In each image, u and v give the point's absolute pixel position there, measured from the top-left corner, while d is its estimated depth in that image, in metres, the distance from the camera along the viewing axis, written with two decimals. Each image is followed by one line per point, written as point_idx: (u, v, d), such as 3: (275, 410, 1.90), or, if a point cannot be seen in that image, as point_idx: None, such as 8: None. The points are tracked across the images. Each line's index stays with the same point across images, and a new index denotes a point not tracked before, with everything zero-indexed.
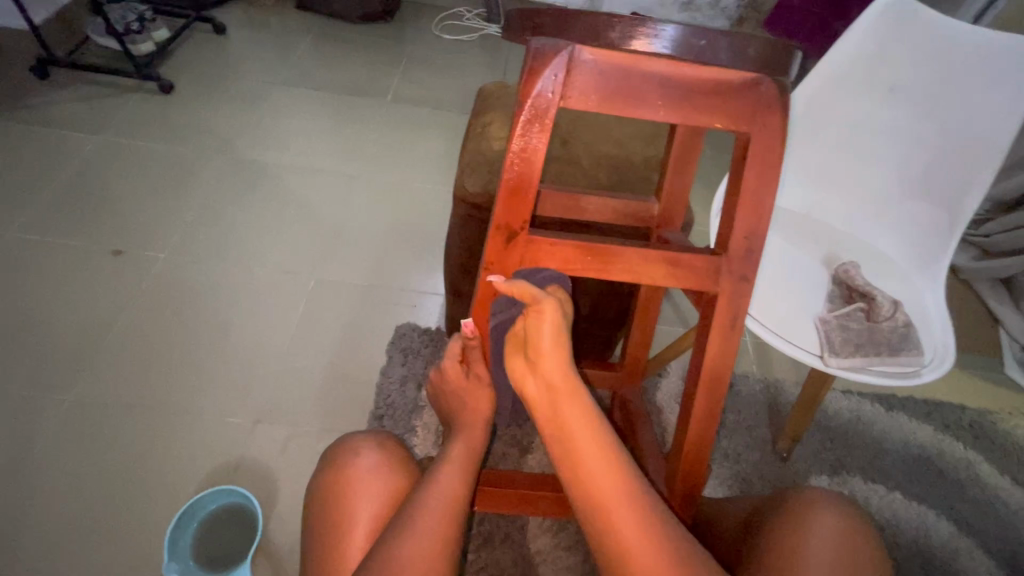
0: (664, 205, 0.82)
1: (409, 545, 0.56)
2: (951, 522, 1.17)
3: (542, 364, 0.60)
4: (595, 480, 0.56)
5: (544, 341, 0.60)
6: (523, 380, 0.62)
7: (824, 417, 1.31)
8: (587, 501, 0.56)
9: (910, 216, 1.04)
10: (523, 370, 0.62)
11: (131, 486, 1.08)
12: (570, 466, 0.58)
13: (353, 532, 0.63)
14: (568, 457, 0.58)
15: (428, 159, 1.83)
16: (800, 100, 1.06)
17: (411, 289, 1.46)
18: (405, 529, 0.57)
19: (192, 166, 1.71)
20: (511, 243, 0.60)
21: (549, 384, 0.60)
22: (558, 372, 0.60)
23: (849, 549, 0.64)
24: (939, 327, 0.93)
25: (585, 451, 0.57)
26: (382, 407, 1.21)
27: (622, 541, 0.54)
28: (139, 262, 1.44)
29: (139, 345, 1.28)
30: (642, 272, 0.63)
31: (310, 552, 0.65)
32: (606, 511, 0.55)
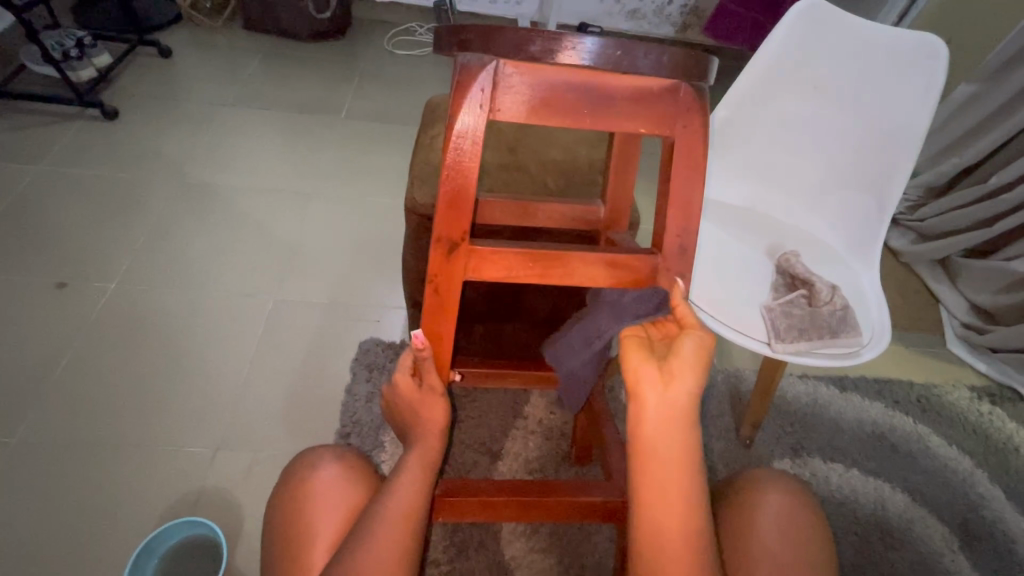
0: (609, 208, 0.85)
1: (367, 560, 0.56)
2: (906, 494, 1.22)
3: (673, 379, 0.57)
4: (672, 500, 0.56)
5: (687, 363, 0.57)
6: (641, 387, 0.57)
7: (782, 401, 1.36)
8: (653, 528, 0.56)
9: (846, 204, 1.10)
10: (650, 374, 0.57)
11: (88, 524, 1.04)
12: (652, 488, 0.56)
13: (314, 548, 0.63)
14: (657, 482, 0.56)
15: (385, 174, 1.83)
16: (715, 127, 1.10)
17: (374, 305, 1.45)
18: (365, 540, 0.57)
19: (140, 193, 1.66)
20: (453, 254, 0.61)
21: (671, 405, 0.56)
22: (686, 393, 0.56)
23: (798, 525, 0.67)
24: (876, 309, 0.98)
25: (671, 487, 0.56)
26: (348, 425, 1.20)
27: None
28: (87, 294, 1.39)
29: (88, 379, 1.23)
30: (583, 273, 0.64)
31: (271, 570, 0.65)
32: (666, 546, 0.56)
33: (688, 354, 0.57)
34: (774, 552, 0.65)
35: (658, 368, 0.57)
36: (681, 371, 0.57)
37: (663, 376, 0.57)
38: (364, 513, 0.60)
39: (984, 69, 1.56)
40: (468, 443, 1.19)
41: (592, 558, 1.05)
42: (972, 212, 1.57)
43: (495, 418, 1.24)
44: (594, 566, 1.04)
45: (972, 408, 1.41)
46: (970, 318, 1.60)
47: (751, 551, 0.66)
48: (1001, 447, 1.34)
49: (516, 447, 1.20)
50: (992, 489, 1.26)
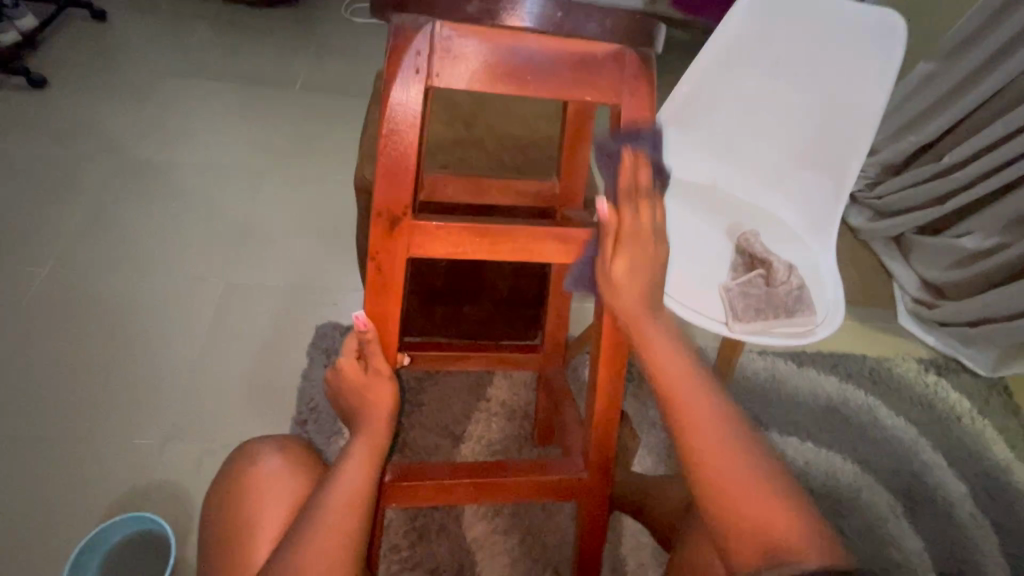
0: (564, 184, 0.83)
1: (307, 554, 0.53)
2: (855, 464, 1.27)
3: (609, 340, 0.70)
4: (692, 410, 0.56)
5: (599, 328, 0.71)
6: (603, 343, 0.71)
7: (742, 377, 1.39)
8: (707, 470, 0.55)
9: (802, 182, 1.11)
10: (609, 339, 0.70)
11: (25, 520, 0.99)
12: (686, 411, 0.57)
13: (257, 540, 0.60)
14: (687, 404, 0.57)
15: (343, 149, 1.75)
16: (671, 106, 1.08)
17: (332, 287, 1.40)
18: (306, 531, 0.55)
19: (75, 168, 1.55)
20: (395, 230, 0.57)
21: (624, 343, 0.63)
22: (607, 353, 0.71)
23: None
24: (832, 288, 1.00)
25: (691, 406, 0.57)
26: (305, 412, 1.16)
27: (723, 485, 0.54)
28: (18, 278, 1.30)
29: (21, 368, 1.16)
30: (531, 250, 0.62)
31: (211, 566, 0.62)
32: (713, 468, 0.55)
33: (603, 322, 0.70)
34: None
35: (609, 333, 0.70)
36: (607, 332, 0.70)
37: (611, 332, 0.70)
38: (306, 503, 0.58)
39: (942, 48, 1.58)
40: (429, 426, 1.17)
41: (553, 537, 1.06)
42: (926, 190, 1.60)
43: (457, 400, 1.22)
44: (555, 544, 1.05)
45: (919, 379, 1.47)
46: (920, 293, 1.65)
47: None
48: (945, 416, 1.40)
49: (478, 429, 1.18)
50: (935, 456, 1.32)
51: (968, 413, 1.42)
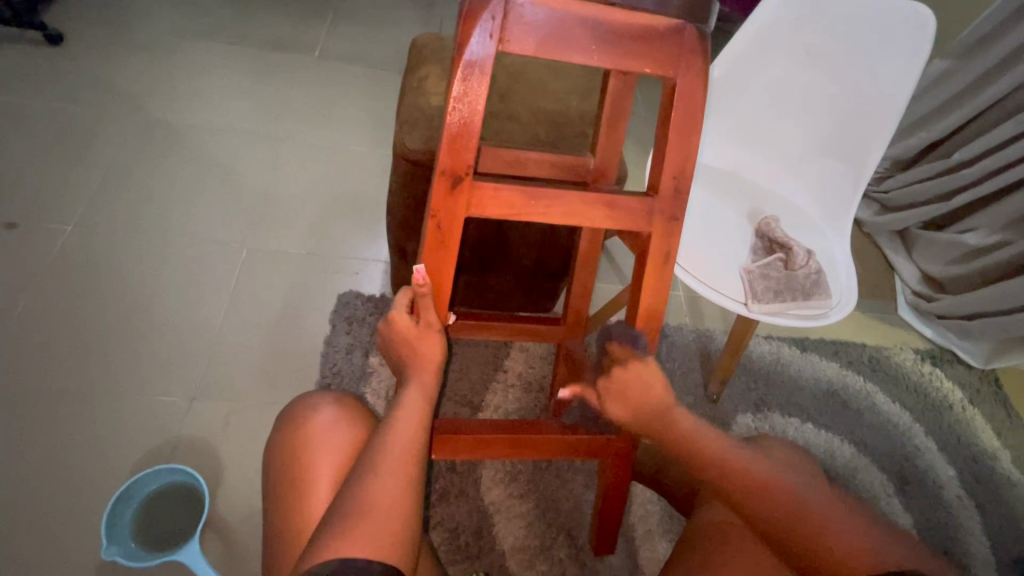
0: (599, 159, 0.86)
1: (376, 485, 0.56)
2: (852, 445, 1.33)
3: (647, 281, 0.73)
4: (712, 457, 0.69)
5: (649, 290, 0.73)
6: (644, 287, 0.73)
7: (747, 360, 1.44)
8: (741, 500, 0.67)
9: (821, 173, 1.14)
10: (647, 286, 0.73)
11: (57, 470, 1.00)
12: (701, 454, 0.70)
13: (316, 487, 0.64)
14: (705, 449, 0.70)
15: (361, 119, 1.75)
16: (715, 77, 1.10)
17: (353, 256, 1.41)
18: (368, 473, 0.57)
19: (95, 129, 1.55)
20: (456, 189, 0.60)
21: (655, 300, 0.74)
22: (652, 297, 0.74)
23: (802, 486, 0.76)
24: (844, 274, 1.04)
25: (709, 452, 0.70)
26: (328, 376, 1.18)
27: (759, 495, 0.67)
28: (42, 235, 1.30)
29: (49, 324, 1.17)
30: (582, 215, 0.66)
31: (274, 509, 0.65)
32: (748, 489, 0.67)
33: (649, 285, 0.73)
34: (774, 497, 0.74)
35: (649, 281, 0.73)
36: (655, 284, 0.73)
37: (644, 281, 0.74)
38: (367, 443, 0.61)
39: (958, 45, 1.60)
40: (449, 395, 1.21)
41: (567, 503, 1.11)
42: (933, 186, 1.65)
43: (476, 370, 1.26)
44: (570, 509, 1.10)
45: (916, 369, 1.52)
46: (920, 286, 1.70)
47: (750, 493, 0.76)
48: (938, 405, 1.45)
49: (496, 399, 1.22)
50: (926, 441, 1.38)
51: (959, 402, 1.48)
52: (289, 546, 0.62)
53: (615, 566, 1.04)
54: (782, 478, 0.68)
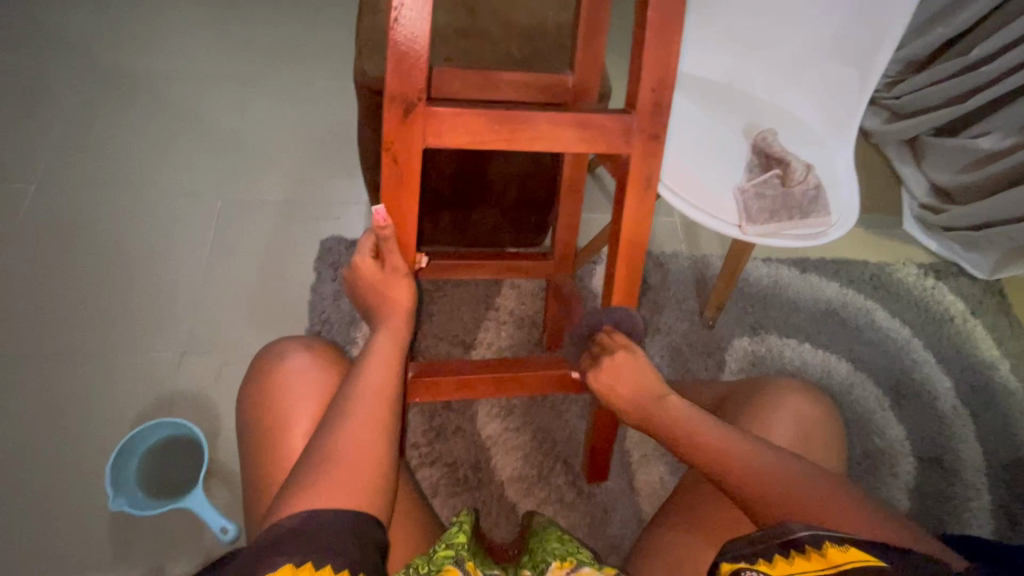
0: (578, 77, 0.79)
1: (349, 433, 0.56)
2: (849, 362, 1.32)
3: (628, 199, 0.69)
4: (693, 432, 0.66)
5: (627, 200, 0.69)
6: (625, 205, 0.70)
7: (745, 283, 1.41)
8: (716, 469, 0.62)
9: (821, 78, 1.06)
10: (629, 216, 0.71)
11: (55, 428, 1.01)
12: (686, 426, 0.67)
13: (292, 433, 0.63)
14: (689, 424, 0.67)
15: (328, 54, 1.65)
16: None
17: (333, 200, 1.36)
18: (340, 420, 0.57)
19: (48, 80, 1.46)
20: (409, 116, 0.57)
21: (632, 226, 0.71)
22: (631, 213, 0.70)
23: (811, 413, 0.75)
24: (846, 187, 0.98)
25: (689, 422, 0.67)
26: (318, 323, 1.16)
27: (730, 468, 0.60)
28: (8, 195, 1.25)
29: (28, 285, 1.14)
30: (553, 139, 0.63)
31: (251, 454, 0.65)
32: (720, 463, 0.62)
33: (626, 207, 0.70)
34: (786, 425, 0.74)
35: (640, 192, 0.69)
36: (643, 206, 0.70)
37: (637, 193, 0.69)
38: (339, 390, 0.61)
39: None
40: (440, 335, 1.20)
41: (562, 433, 1.12)
42: (946, 88, 1.54)
43: (466, 310, 1.24)
44: (566, 439, 1.12)
45: (919, 284, 1.49)
46: (928, 198, 1.64)
47: (763, 423, 0.74)
48: (939, 317, 1.43)
49: (489, 336, 1.21)
50: (925, 355, 1.37)
51: (960, 314, 1.45)
52: (267, 491, 0.62)
53: (611, 490, 1.08)
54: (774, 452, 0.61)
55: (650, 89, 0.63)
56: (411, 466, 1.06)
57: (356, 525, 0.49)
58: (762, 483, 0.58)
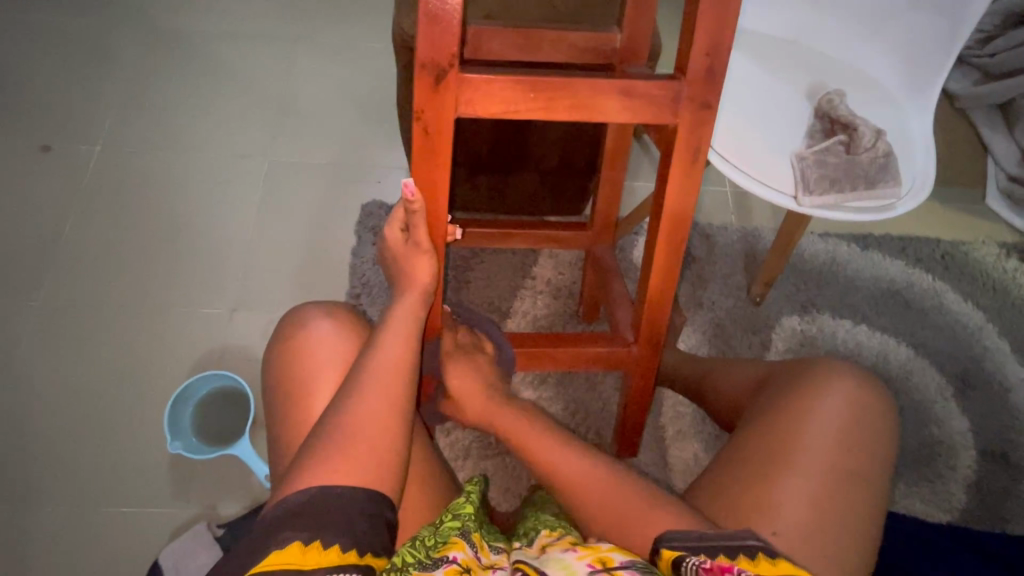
0: (626, 36, 0.74)
1: (364, 409, 0.58)
2: (910, 348, 1.23)
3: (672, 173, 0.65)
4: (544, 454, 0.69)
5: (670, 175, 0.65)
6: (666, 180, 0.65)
7: (799, 260, 1.33)
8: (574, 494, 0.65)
9: (905, 30, 0.96)
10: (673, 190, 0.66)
11: (118, 375, 1.08)
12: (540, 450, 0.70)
13: (313, 400, 0.67)
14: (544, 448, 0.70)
15: (374, 16, 1.64)
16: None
17: (375, 164, 1.37)
18: (357, 394, 0.59)
19: (110, 43, 1.52)
20: (441, 85, 0.55)
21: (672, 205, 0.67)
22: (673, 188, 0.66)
23: (857, 405, 0.70)
24: (922, 156, 0.90)
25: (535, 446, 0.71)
26: (358, 286, 1.19)
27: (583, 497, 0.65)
28: (75, 156, 1.32)
29: (93, 242, 1.21)
30: (594, 107, 0.59)
31: (274, 414, 0.68)
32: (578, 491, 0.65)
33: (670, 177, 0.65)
34: (830, 416, 0.69)
35: (688, 162, 0.64)
36: (690, 177, 0.65)
37: (685, 165, 0.64)
38: (359, 360, 0.63)
39: None
40: (477, 301, 1.20)
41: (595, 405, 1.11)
42: None
43: (503, 278, 1.23)
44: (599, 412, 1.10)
45: (1000, 266, 1.35)
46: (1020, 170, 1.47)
47: (806, 412, 0.70)
48: (1019, 303, 1.30)
49: (524, 306, 1.20)
50: (998, 343, 1.25)
51: None
52: (288, 447, 0.66)
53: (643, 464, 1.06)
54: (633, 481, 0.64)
55: (703, 51, 0.57)
56: (443, 429, 1.08)
57: (367, 504, 0.53)
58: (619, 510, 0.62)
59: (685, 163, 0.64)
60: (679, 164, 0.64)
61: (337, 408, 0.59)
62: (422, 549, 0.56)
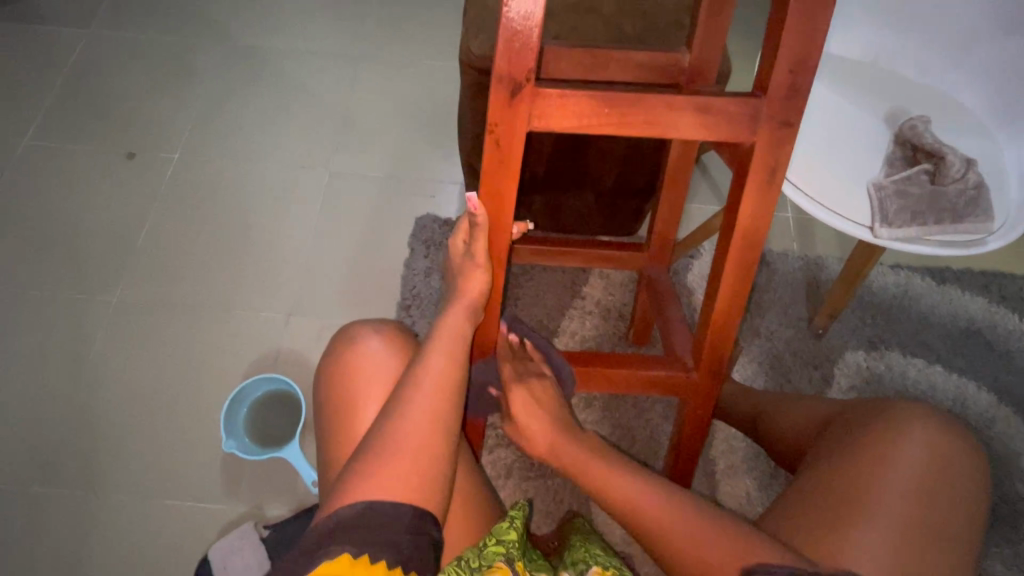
0: (696, 55, 0.72)
1: (411, 426, 0.58)
2: (993, 394, 1.13)
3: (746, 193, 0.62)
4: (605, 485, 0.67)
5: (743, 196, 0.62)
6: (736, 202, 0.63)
7: (867, 292, 1.25)
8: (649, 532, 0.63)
9: (998, 53, 0.89)
10: (747, 211, 0.63)
11: (181, 372, 1.13)
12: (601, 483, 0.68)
13: (361, 413, 0.67)
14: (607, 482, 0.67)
15: (436, 34, 1.68)
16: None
17: (430, 178, 1.39)
18: (404, 408, 0.59)
19: (192, 58, 1.62)
20: (516, 97, 0.55)
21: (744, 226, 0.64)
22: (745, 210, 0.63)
23: (939, 457, 0.64)
24: (1016, 190, 0.83)
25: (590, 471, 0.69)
26: (408, 298, 1.20)
27: (657, 528, 0.63)
28: (155, 163, 1.41)
29: (167, 244, 1.29)
30: (668, 122, 0.58)
31: (325, 425, 0.70)
32: (647, 525, 0.64)
33: (745, 195, 0.62)
34: (909, 470, 0.63)
35: (764, 181, 0.61)
36: (767, 196, 0.62)
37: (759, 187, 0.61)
38: (409, 366, 0.64)
39: None
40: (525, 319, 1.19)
41: (643, 432, 1.08)
42: None
43: (553, 296, 1.22)
44: (646, 441, 1.07)
45: None
46: None
47: (880, 462, 0.64)
48: None
49: (573, 325, 1.18)
50: None
51: None
52: (337, 459, 0.67)
53: None
54: (686, 507, 0.63)
55: (789, 67, 0.55)
56: (487, 446, 1.07)
57: (413, 521, 0.53)
58: (682, 538, 0.61)
59: (761, 184, 0.61)
60: (756, 185, 0.61)
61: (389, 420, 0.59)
62: (467, 568, 0.56)
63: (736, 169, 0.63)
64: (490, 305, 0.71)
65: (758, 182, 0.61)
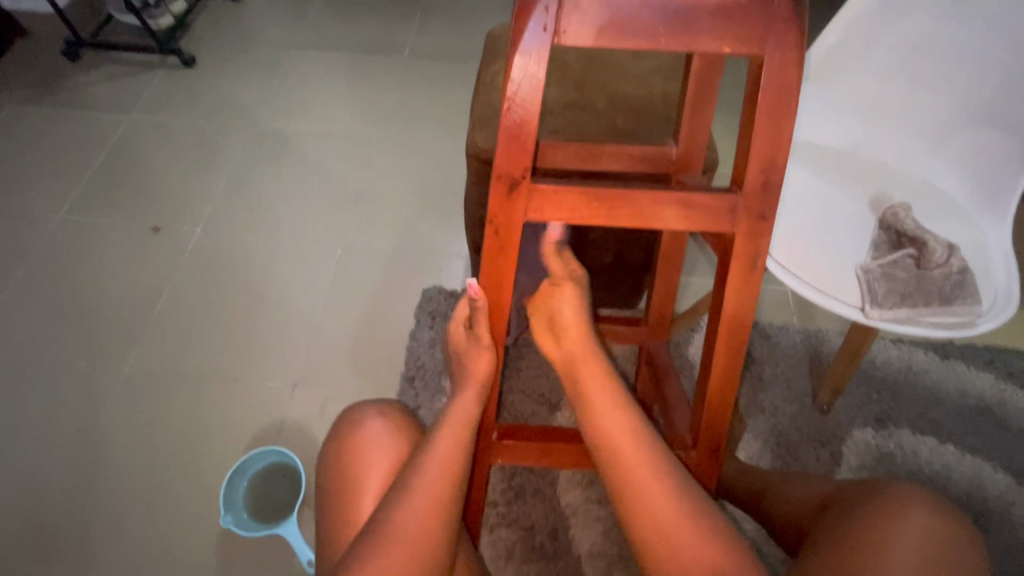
0: (682, 148, 0.78)
1: (410, 516, 0.59)
2: (1009, 476, 1.10)
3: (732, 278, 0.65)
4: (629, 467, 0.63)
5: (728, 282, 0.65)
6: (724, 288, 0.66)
7: (870, 366, 1.25)
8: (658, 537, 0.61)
9: (971, 145, 0.96)
10: (734, 295, 0.66)
11: (184, 443, 1.14)
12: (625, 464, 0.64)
13: (360, 502, 0.68)
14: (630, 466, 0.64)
15: (446, 117, 1.81)
16: (817, 57, 1.00)
17: (437, 251, 1.45)
18: (404, 496, 0.60)
19: (220, 140, 1.75)
20: (514, 192, 0.60)
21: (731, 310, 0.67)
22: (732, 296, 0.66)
23: (940, 549, 0.62)
24: (1002, 272, 0.86)
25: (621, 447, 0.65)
26: (413, 369, 1.22)
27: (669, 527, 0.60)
28: (178, 237, 1.49)
29: (182, 314, 1.34)
30: (654, 214, 0.62)
31: (324, 514, 0.70)
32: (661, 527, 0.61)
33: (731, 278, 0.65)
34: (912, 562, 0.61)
35: (748, 266, 0.64)
36: (751, 281, 0.65)
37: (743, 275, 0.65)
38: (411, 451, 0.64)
39: None
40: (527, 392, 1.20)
41: None
42: None
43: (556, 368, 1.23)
44: None
45: None
46: None
47: (881, 550, 0.62)
48: None
49: None
50: None
51: None
52: (336, 550, 0.67)
53: None
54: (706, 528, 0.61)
55: (760, 167, 0.59)
56: (487, 525, 1.04)
57: None
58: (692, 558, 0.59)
59: (744, 270, 0.65)
60: (740, 272, 0.65)
61: (388, 506, 0.59)
62: None
63: (722, 258, 0.67)
64: (493, 386, 0.73)
65: (742, 269, 0.64)
